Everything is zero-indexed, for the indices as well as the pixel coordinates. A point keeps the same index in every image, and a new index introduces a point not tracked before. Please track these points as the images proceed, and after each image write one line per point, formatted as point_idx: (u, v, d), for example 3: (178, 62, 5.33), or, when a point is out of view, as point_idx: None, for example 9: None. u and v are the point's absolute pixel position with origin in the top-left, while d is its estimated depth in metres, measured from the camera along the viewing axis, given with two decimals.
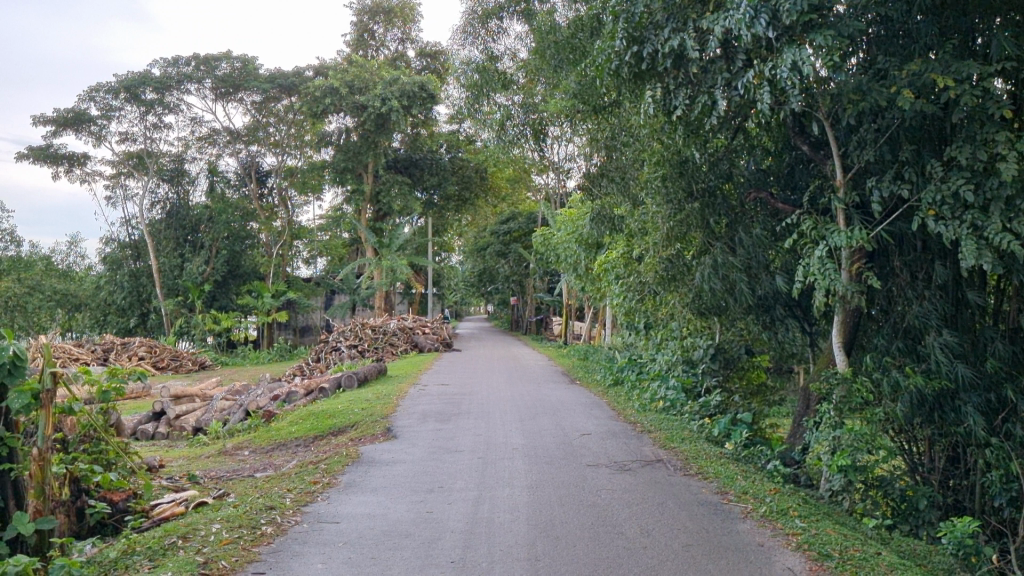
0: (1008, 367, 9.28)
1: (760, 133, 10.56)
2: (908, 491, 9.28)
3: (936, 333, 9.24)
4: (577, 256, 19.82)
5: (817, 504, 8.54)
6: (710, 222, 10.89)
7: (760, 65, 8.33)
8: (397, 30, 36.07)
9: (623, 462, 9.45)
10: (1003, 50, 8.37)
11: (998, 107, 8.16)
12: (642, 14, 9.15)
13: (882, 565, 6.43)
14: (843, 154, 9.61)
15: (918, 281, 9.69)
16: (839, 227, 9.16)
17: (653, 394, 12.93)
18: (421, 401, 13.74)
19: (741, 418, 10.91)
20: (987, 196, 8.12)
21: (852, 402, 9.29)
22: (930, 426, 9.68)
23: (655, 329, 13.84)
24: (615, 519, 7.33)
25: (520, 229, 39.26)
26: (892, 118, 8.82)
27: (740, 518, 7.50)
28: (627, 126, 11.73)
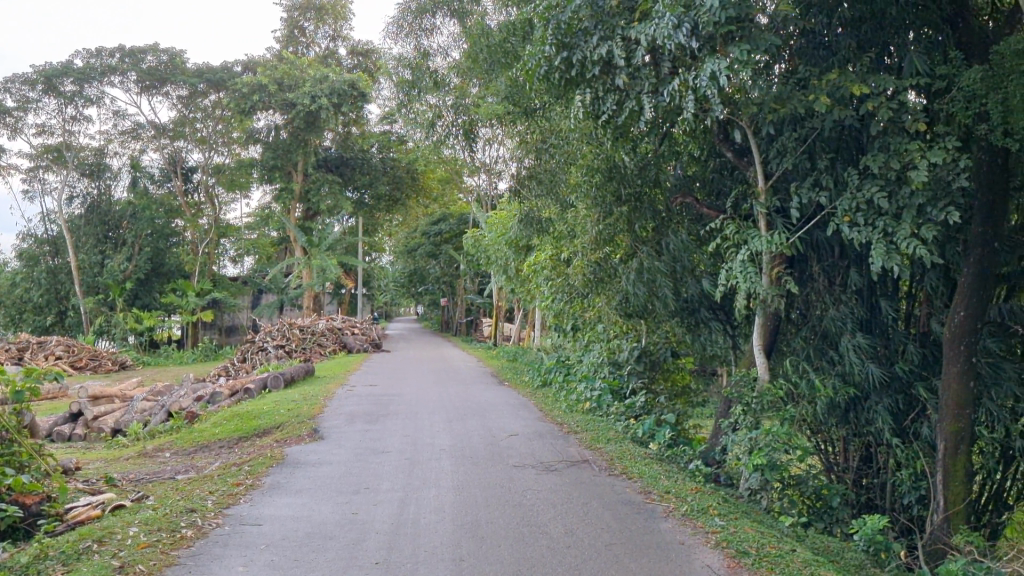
0: (917, 369, 9.71)
1: (686, 140, 10.76)
2: (823, 489, 9.55)
3: (851, 336, 9.65)
4: (506, 257, 19.87)
5: (736, 503, 8.72)
6: (637, 226, 11.16)
7: (686, 74, 8.50)
8: (327, 28, 35.70)
9: (549, 462, 9.53)
10: (914, 66, 8.75)
11: (911, 119, 8.51)
12: (571, 20, 9.23)
13: (797, 561, 6.63)
14: (764, 161, 9.85)
15: (834, 285, 10.10)
16: (760, 232, 9.41)
17: (579, 395, 13.23)
18: (349, 402, 13.63)
19: (665, 419, 11.08)
20: (900, 204, 8.45)
21: (770, 403, 9.53)
22: (844, 427, 10.13)
23: (582, 332, 13.99)
24: (540, 519, 7.40)
25: (451, 230, 39.12)
26: (812, 127, 9.12)
27: (663, 516, 7.65)
28: (556, 130, 11.85)
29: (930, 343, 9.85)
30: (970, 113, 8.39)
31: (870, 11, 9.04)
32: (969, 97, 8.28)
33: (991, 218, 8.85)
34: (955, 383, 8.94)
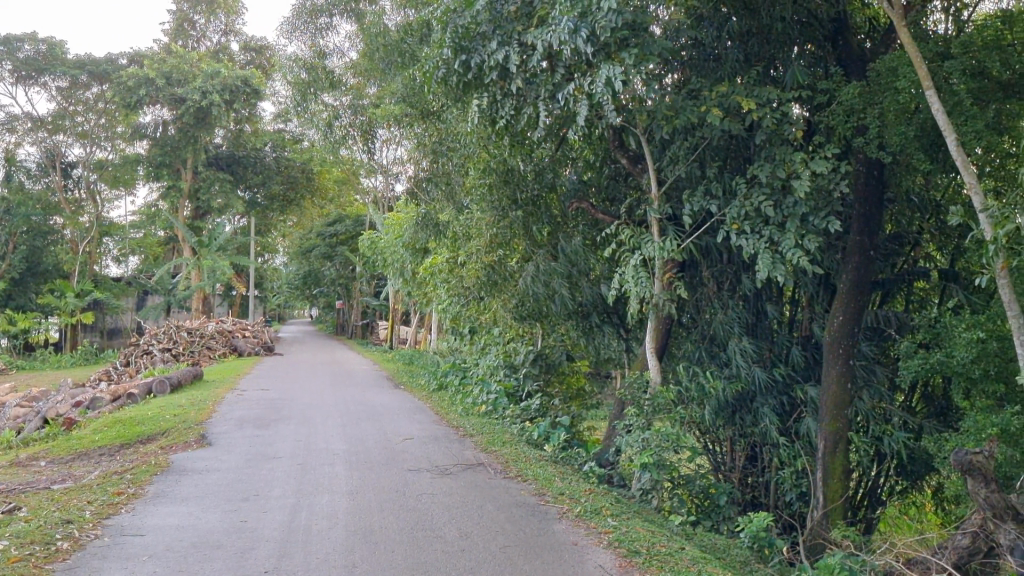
0: (798, 371, 10.18)
1: (581, 146, 10.90)
2: (711, 488, 9.82)
3: (738, 339, 10.00)
4: (403, 260, 19.76)
5: (628, 503, 8.87)
6: (533, 231, 11.27)
7: (580, 79, 8.60)
8: (219, 22, 34.79)
9: (444, 466, 9.48)
10: (797, 80, 9.13)
11: (795, 130, 8.86)
12: (469, 25, 9.25)
13: (685, 559, 6.79)
14: (658, 168, 10.06)
15: (723, 290, 10.49)
16: (652, 237, 9.62)
17: (476, 398, 12.96)
18: (239, 407, 13.26)
19: (560, 422, 11.15)
20: (784, 213, 8.80)
21: (661, 405, 9.75)
22: (731, 428, 10.50)
23: (479, 334, 13.80)
24: (435, 523, 7.36)
25: (347, 232, 38.55)
26: (703, 136, 9.34)
27: (557, 518, 7.71)
28: (453, 133, 11.88)
29: (811, 346, 10.33)
30: (849, 127, 8.81)
31: (757, 26, 9.39)
32: (847, 112, 8.79)
33: (868, 227, 9.34)
34: (835, 384, 9.36)
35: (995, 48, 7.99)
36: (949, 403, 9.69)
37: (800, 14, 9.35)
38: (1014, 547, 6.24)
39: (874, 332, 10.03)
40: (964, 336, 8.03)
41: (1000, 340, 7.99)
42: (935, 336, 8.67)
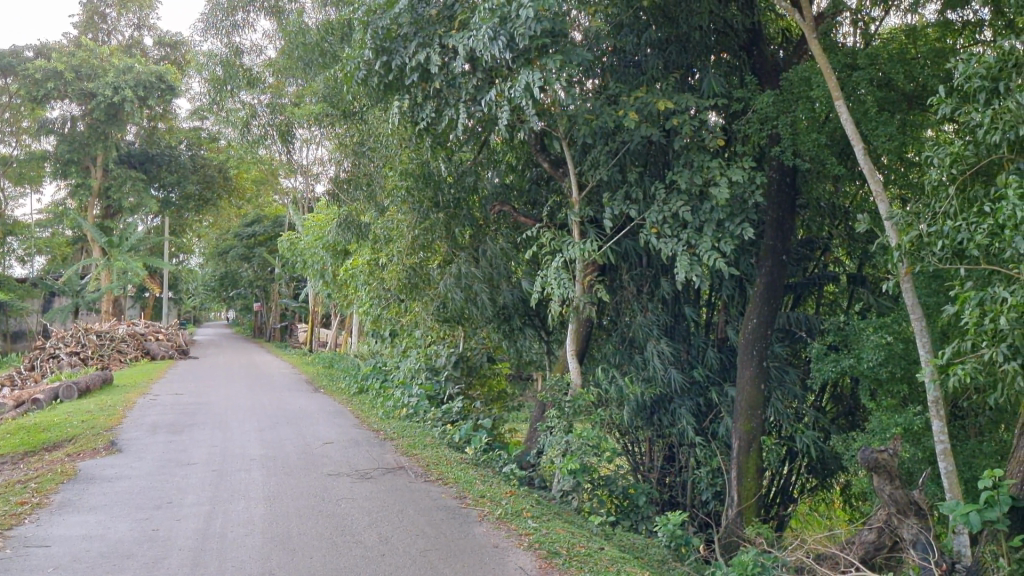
0: (714, 372, 10.43)
1: (503, 149, 10.95)
2: (630, 489, 9.96)
3: (656, 342, 10.21)
4: (323, 262, 19.50)
5: (548, 505, 8.92)
6: (455, 233, 11.27)
7: (501, 85, 8.66)
8: (132, 16, 33.81)
9: (364, 470, 9.37)
10: (714, 89, 9.32)
11: (711, 137, 9.06)
12: (390, 26, 9.20)
13: (604, 559, 6.88)
14: (579, 172, 10.15)
15: (643, 293, 10.64)
16: (573, 241, 9.73)
17: (396, 401, 12.89)
18: (152, 412, 12.88)
19: (482, 424, 11.13)
20: (701, 217, 9.01)
21: (581, 407, 9.84)
22: (650, 429, 10.65)
23: (400, 337, 13.71)
24: (354, 528, 7.28)
25: (265, 233, 37.87)
26: (622, 141, 9.47)
27: (477, 520, 7.71)
28: (375, 134, 11.81)
29: (726, 349, 10.60)
30: (763, 135, 9.06)
31: (675, 34, 9.58)
32: (761, 120, 9.02)
33: (781, 233, 9.62)
34: (749, 385, 9.61)
35: (899, 61, 8.36)
36: (856, 402, 10.08)
37: (716, 24, 9.62)
38: (917, 542, 6.50)
39: (787, 334, 10.33)
40: (872, 338, 8.32)
41: (904, 343, 8.32)
42: (843, 338, 8.98)
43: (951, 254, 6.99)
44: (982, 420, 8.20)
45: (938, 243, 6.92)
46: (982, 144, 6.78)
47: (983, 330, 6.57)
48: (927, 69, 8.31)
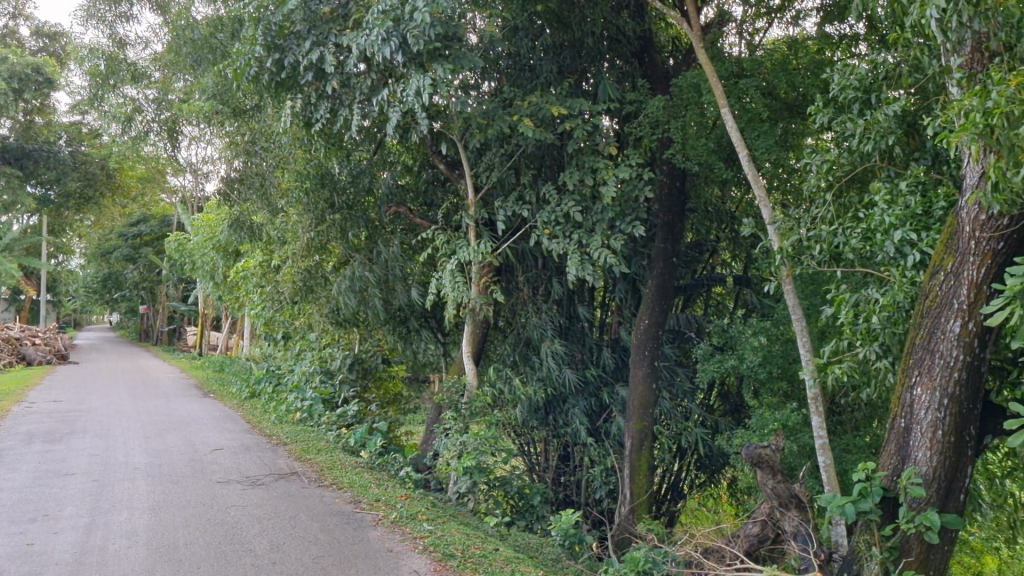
0: (607, 372, 10.69)
1: (399, 150, 10.93)
2: (525, 489, 10.04)
3: (550, 343, 10.36)
4: (213, 263, 18.99)
5: (444, 507, 8.89)
6: (350, 235, 11.16)
7: (394, 86, 8.63)
8: (7, 4, 32.11)
9: (255, 477, 9.10)
10: (608, 94, 9.52)
11: (603, 141, 9.21)
12: (282, 23, 9.02)
13: (498, 560, 6.94)
14: (474, 174, 10.16)
15: (538, 294, 10.77)
16: (468, 243, 9.76)
17: (289, 405, 12.10)
18: (27, 421, 12.24)
19: (377, 427, 10.95)
20: (593, 218, 9.22)
21: (477, 409, 9.85)
22: (545, 429, 10.93)
23: (292, 340, 13.47)
24: (244, 536, 7.10)
25: (151, 233, 36.86)
26: (517, 144, 9.57)
27: (372, 525, 7.62)
28: (267, 132, 11.61)
29: (619, 349, 10.88)
30: (654, 139, 9.25)
31: (569, 39, 9.74)
32: (652, 124, 9.21)
33: (671, 236, 9.87)
34: (641, 385, 9.82)
35: (782, 71, 8.64)
36: (741, 400, 10.42)
37: (609, 31, 9.82)
38: (797, 533, 6.73)
39: (677, 335, 10.61)
40: (750, 342, 8.72)
41: (785, 343, 8.70)
42: (728, 339, 9.30)
43: (828, 257, 7.36)
44: (858, 415, 8.63)
45: (816, 245, 7.27)
46: (855, 153, 7.13)
47: (857, 330, 6.94)
48: (807, 79, 8.63)
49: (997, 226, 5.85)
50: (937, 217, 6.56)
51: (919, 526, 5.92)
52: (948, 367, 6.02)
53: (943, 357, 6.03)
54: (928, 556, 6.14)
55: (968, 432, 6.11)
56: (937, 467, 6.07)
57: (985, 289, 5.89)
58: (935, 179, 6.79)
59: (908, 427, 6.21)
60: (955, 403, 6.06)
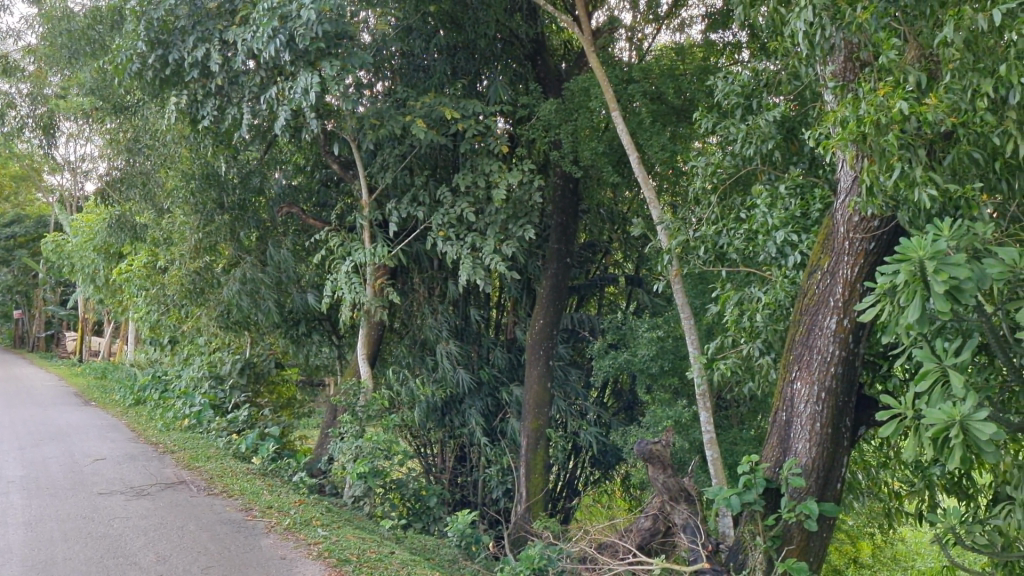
0: (502, 372, 10.87)
1: (290, 149, 10.75)
2: (422, 491, 10.01)
3: (445, 343, 10.42)
4: (93, 265, 18.21)
5: (339, 511, 8.77)
6: (239, 236, 10.90)
7: (282, 84, 8.47)
8: None
9: (139, 486, 8.71)
10: (500, 96, 9.60)
11: (496, 142, 9.27)
12: (165, 17, 8.72)
13: (394, 563, 6.96)
14: (368, 175, 10.08)
15: (433, 295, 10.78)
16: (362, 245, 9.67)
17: (176, 412, 11.22)
18: None
19: (270, 432, 10.64)
20: (487, 220, 9.32)
21: (373, 411, 9.74)
22: (441, 430, 10.95)
23: (180, 344, 13.05)
24: (129, 549, 6.82)
25: (26, 234, 35.03)
26: (411, 145, 9.55)
27: (264, 532, 7.44)
28: (151, 130, 11.21)
29: (514, 349, 11.09)
30: (547, 141, 9.37)
31: (463, 40, 9.77)
32: (545, 127, 9.33)
33: (565, 237, 10.04)
34: (536, 384, 9.94)
35: (669, 76, 8.87)
36: (633, 397, 10.71)
37: (502, 33, 9.90)
38: (686, 526, 6.87)
39: (571, 334, 10.80)
40: (645, 336, 9.00)
41: (675, 340, 8.95)
42: (621, 337, 9.53)
43: (714, 257, 7.61)
44: (743, 409, 8.96)
45: (702, 246, 7.49)
46: (738, 157, 7.40)
47: (741, 327, 7.20)
48: (694, 84, 8.89)
49: (869, 227, 6.16)
50: (814, 219, 6.87)
51: (800, 514, 6.17)
52: (826, 362, 6.31)
53: (820, 352, 6.31)
54: (808, 543, 6.41)
55: (843, 423, 6.41)
56: (816, 458, 6.34)
57: (858, 287, 6.20)
58: (811, 182, 7.10)
59: (790, 419, 6.48)
60: (831, 396, 6.35)
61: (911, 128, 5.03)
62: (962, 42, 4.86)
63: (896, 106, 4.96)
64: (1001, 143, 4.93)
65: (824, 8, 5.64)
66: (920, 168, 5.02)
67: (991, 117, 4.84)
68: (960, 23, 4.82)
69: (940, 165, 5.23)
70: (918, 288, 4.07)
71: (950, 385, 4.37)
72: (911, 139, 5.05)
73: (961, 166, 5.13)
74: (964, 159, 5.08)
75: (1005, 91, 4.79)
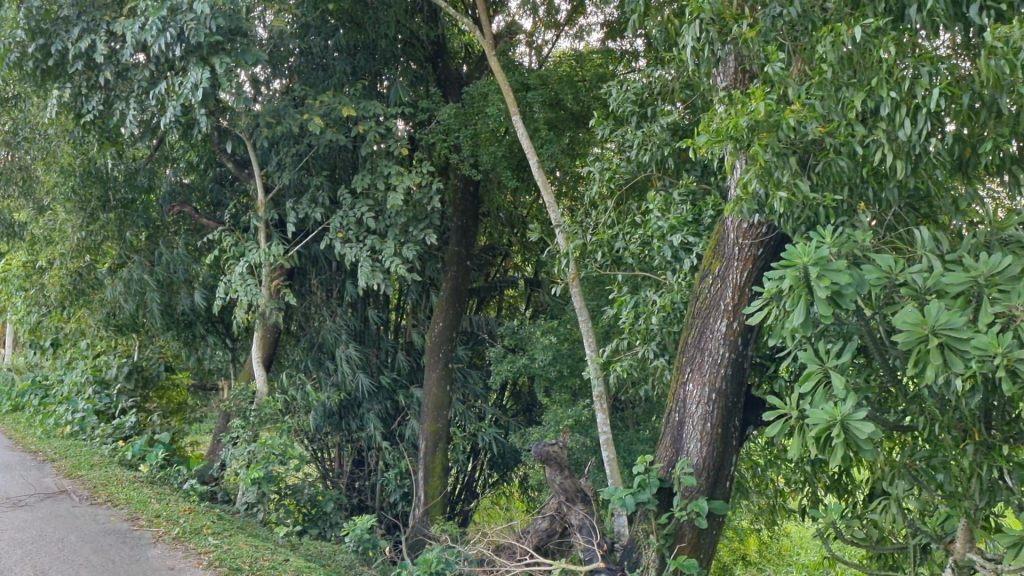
0: (401, 375, 10.84)
1: (182, 147, 10.52)
2: (318, 496, 9.86)
3: (345, 346, 10.39)
4: None
5: (232, 519, 8.54)
6: (127, 235, 10.56)
7: (172, 78, 8.19)
8: None
9: (15, 497, 8.14)
10: (401, 98, 9.53)
11: (395, 144, 9.22)
12: (48, 6, 8.34)
13: (289, 570, 6.97)
14: (264, 174, 9.84)
15: (331, 297, 10.70)
16: (257, 245, 9.47)
17: (57, 418, 10.33)
18: None
19: (158, 438, 10.20)
20: (387, 222, 9.26)
21: (266, 416, 9.45)
22: (338, 434, 10.83)
23: (61, 347, 12.50)
24: (5, 563, 6.44)
25: None
26: (307, 145, 9.41)
27: (151, 543, 7.16)
28: (32, 122, 10.71)
29: (413, 352, 11.05)
30: (446, 144, 9.38)
31: (363, 39, 9.63)
32: (445, 131, 9.33)
33: (464, 239, 10.13)
34: (435, 387, 9.95)
35: (568, 82, 9.03)
36: (532, 399, 10.83)
37: (402, 34, 9.84)
38: (582, 526, 6.93)
39: (470, 337, 10.85)
40: (543, 338, 9.14)
41: (572, 342, 9.10)
42: (520, 339, 9.62)
43: (610, 261, 7.74)
44: (638, 410, 9.16)
45: (599, 250, 7.61)
46: (633, 163, 7.55)
47: (637, 329, 7.34)
48: (590, 92, 9.09)
49: (757, 234, 6.39)
50: (705, 225, 7.09)
51: (690, 513, 6.32)
52: (717, 364, 6.49)
53: (711, 354, 6.50)
54: (699, 541, 6.59)
55: (731, 423, 6.62)
56: (706, 458, 6.52)
57: (747, 291, 6.42)
58: (703, 189, 7.27)
59: (682, 420, 6.64)
60: (721, 397, 6.54)
61: (785, 136, 5.24)
62: (835, 58, 5.18)
63: (763, 112, 5.21)
64: (870, 154, 5.12)
65: (711, 23, 5.81)
66: (790, 174, 5.29)
67: (863, 129, 5.06)
68: (836, 40, 5.17)
69: (813, 175, 5.44)
70: (802, 293, 4.23)
71: (831, 386, 4.53)
72: (784, 147, 5.30)
73: (832, 175, 5.34)
74: (833, 168, 5.30)
75: (876, 105, 5.03)
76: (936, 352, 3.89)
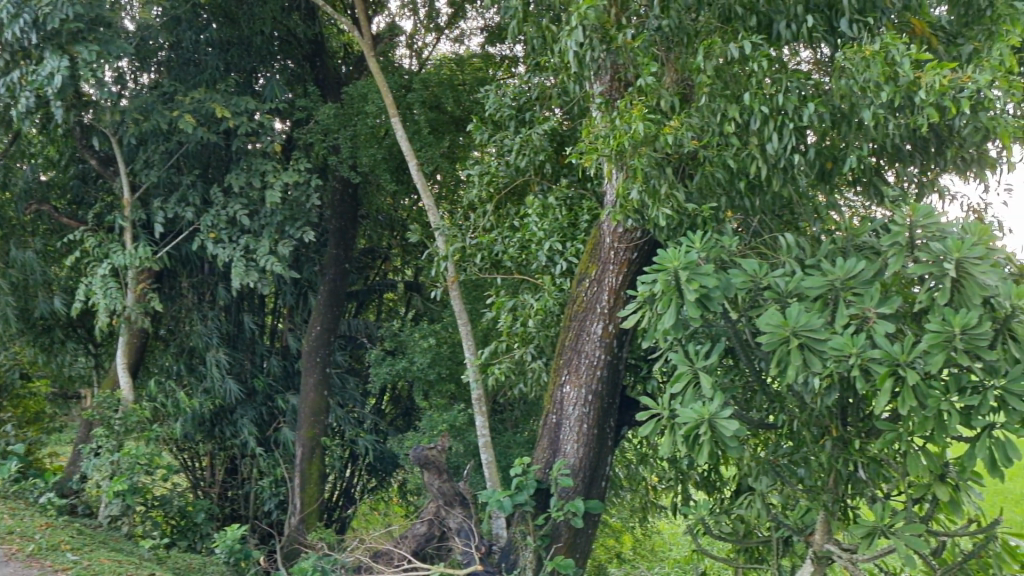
0: (276, 380, 10.62)
1: (41, 141, 10.01)
2: (187, 507, 9.53)
3: (215, 351, 10.05)
4: None
5: (93, 534, 8.13)
6: None
7: (27, 67, 7.74)
8: None
9: None
10: (276, 97, 9.33)
11: (269, 141, 9.04)
12: None
13: None
14: (130, 172, 9.41)
15: (202, 301, 10.32)
16: (121, 246, 9.04)
17: None
18: None
19: (12, 449, 9.59)
20: (261, 222, 9.03)
21: (132, 424, 8.91)
22: (210, 441, 10.51)
23: None
24: None
25: None
26: (176, 143, 9.09)
27: (2, 561, 6.73)
28: None
29: (289, 356, 10.83)
30: (325, 145, 9.23)
31: (236, 36, 9.36)
32: (323, 131, 9.20)
33: (343, 241, 9.96)
34: (312, 392, 9.77)
35: (449, 86, 9.04)
36: (411, 403, 10.75)
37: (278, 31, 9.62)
38: (461, 529, 6.87)
39: (349, 342, 10.72)
40: (420, 342, 9.04)
41: (451, 346, 9.08)
42: (399, 342, 9.52)
43: (489, 264, 7.72)
44: (517, 412, 9.24)
45: (479, 254, 7.59)
46: (511, 168, 7.65)
47: (514, 332, 7.39)
48: (470, 97, 9.13)
49: (632, 238, 6.57)
50: (582, 229, 7.21)
51: (567, 513, 6.39)
52: (593, 365, 6.62)
53: (588, 356, 6.62)
54: (573, 540, 6.72)
55: (606, 422, 6.75)
56: (582, 458, 6.62)
57: (622, 294, 6.59)
58: (580, 194, 7.39)
59: (559, 421, 6.70)
60: (597, 397, 6.67)
61: (662, 148, 5.33)
62: (711, 69, 5.34)
63: (639, 126, 5.32)
64: (743, 165, 5.33)
65: (594, 31, 5.81)
66: (667, 183, 5.39)
67: (732, 140, 5.28)
68: (710, 51, 5.33)
69: (688, 184, 5.54)
70: (673, 297, 4.36)
71: (700, 386, 4.70)
72: (661, 158, 5.39)
73: (708, 186, 5.46)
74: (709, 179, 5.42)
75: (748, 118, 5.26)
76: (795, 353, 4.08)
